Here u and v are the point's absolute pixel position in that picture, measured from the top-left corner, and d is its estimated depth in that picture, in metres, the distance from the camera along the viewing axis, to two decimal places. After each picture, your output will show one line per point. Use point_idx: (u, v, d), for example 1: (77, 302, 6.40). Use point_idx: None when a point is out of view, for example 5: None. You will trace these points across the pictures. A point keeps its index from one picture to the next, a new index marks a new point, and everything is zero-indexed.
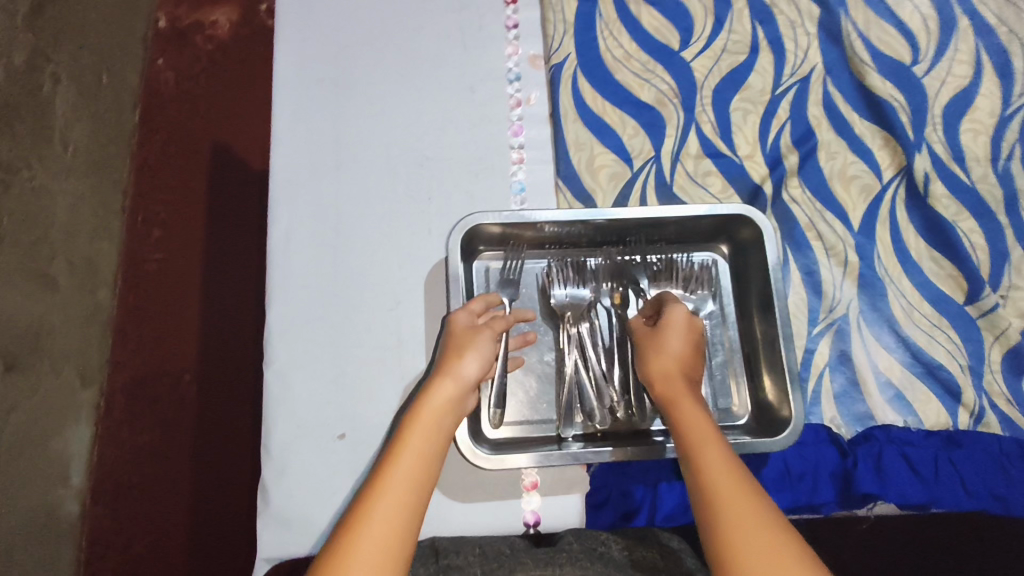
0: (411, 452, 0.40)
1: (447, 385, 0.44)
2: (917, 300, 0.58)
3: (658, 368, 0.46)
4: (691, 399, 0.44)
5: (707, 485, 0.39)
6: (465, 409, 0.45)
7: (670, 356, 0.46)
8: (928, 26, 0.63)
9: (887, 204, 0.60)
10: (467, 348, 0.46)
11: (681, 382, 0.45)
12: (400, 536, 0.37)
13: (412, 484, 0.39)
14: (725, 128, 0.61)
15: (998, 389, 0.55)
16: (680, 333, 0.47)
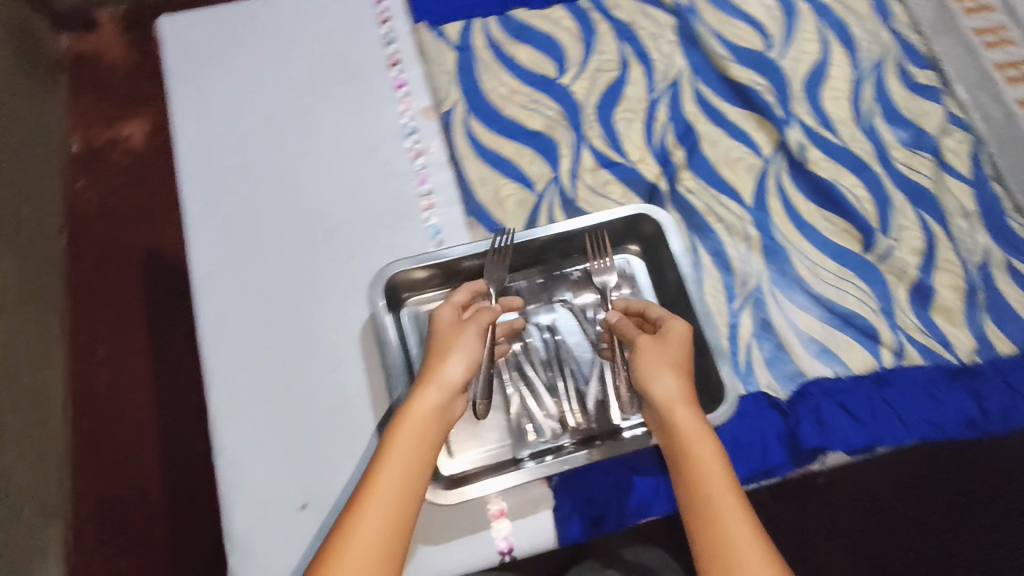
0: (392, 482, 0.41)
1: (431, 391, 0.44)
2: (820, 259, 0.62)
3: (658, 380, 0.44)
4: (691, 412, 0.43)
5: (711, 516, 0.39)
6: (454, 414, 0.45)
7: (675, 367, 0.44)
8: (772, 16, 0.70)
9: (775, 178, 0.64)
10: (450, 352, 0.46)
11: (684, 397, 0.44)
12: (378, 566, 0.38)
13: (392, 515, 0.40)
14: (614, 139, 0.65)
15: (911, 322, 0.60)
16: (678, 345, 0.46)
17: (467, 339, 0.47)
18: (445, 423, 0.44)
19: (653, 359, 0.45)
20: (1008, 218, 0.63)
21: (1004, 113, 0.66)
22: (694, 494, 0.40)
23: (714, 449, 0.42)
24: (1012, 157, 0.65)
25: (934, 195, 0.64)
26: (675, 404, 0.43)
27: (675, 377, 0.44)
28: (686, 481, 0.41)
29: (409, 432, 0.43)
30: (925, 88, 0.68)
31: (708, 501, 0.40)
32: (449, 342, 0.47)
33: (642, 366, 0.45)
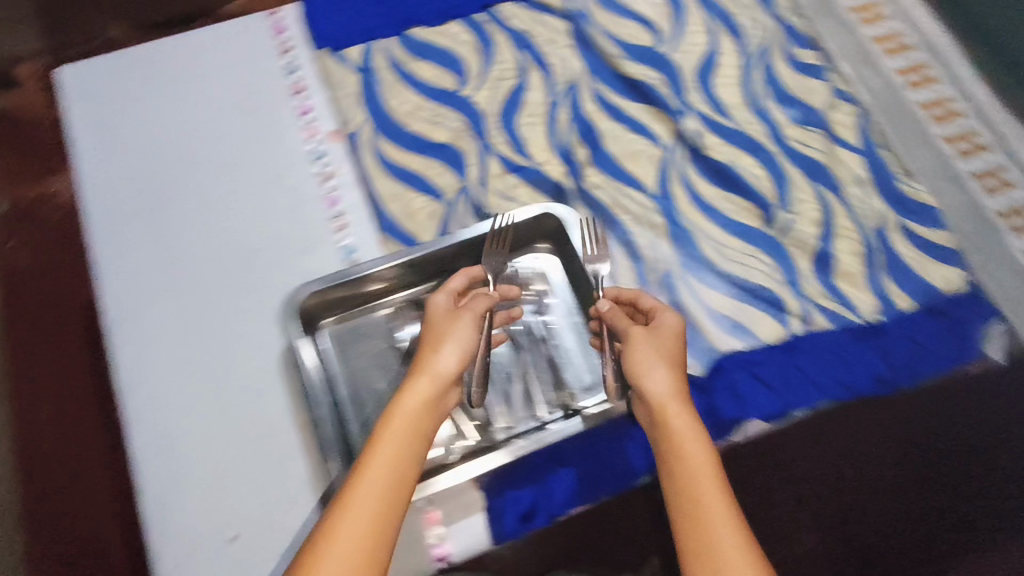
0: (384, 458, 0.41)
1: (423, 380, 0.45)
2: (724, 239, 0.64)
3: (649, 370, 0.46)
4: (681, 406, 0.44)
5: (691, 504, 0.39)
6: (445, 402, 0.46)
7: (663, 362, 0.46)
8: (659, 13, 0.73)
9: (674, 166, 0.67)
10: (444, 340, 0.47)
11: (674, 389, 0.45)
12: (370, 540, 0.37)
13: (388, 493, 0.39)
14: (519, 143, 0.67)
15: (815, 289, 0.62)
16: (669, 337, 0.48)
17: (460, 328, 0.48)
18: (436, 415, 0.45)
19: (642, 354, 0.47)
20: (898, 181, 0.67)
21: (884, 83, 0.70)
22: (677, 481, 0.41)
23: (699, 439, 0.42)
24: (895, 124, 0.69)
25: (827, 167, 0.67)
26: (664, 398, 0.44)
27: (664, 370, 0.45)
28: (671, 468, 0.42)
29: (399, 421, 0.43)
30: (810, 67, 0.71)
31: (689, 492, 0.40)
32: (444, 331, 0.48)
33: (634, 357, 0.47)
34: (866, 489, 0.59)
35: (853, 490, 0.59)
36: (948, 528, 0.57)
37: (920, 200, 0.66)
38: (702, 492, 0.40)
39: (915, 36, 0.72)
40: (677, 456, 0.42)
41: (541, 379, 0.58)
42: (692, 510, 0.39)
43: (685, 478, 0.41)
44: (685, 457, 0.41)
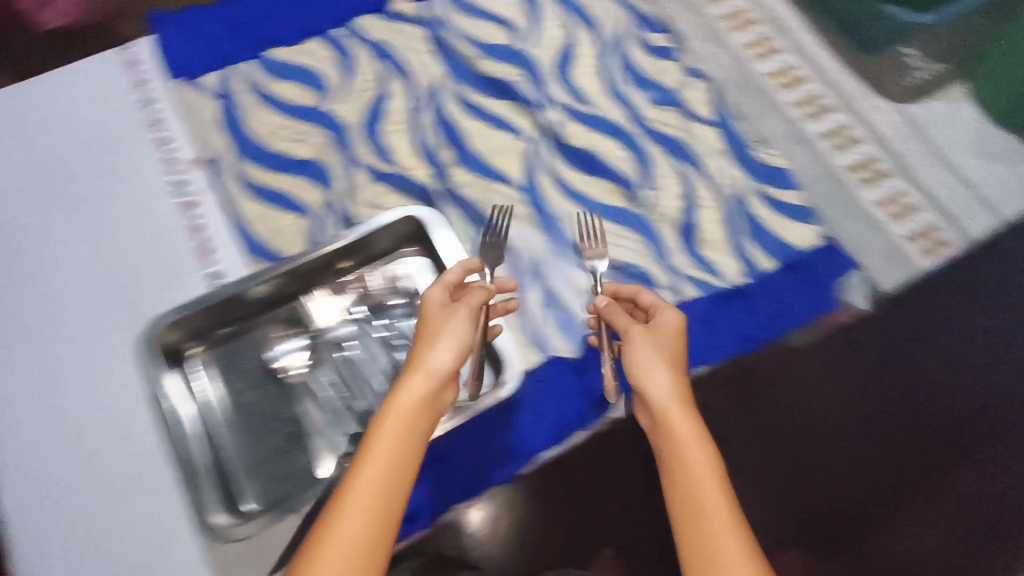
0: (371, 469, 0.39)
1: (419, 377, 0.45)
2: (593, 222, 0.66)
3: (646, 370, 0.47)
4: (684, 409, 0.45)
5: (695, 508, 0.40)
6: (440, 399, 0.46)
7: (665, 360, 0.47)
8: (515, 12, 0.75)
9: (540, 157, 0.68)
10: (438, 337, 0.47)
11: (676, 389, 0.46)
12: (355, 553, 0.36)
13: (375, 502, 0.38)
14: (384, 151, 0.68)
15: (682, 260, 0.64)
16: (669, 334, 0.50)
17: (455, 323, 0.48)
18: (427, 419, 0.44)
19: (644, 353, 0.48)
20: (754, 149, 0.69)
21: (734, 59, 0.73)
22: (680, 483, 0.41)
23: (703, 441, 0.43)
24: (747, 95, 0.72)
25: (685, 144, 0.69)
26: (666, 399, 0.45)
27: (667, 369, 0.47)
28: (673, 468, 0.42)
29: (397, 419, 0.42)
30: (663, 49, 0.74)
31: (695, 496, 0.40)
32: (438, 329, 0.48)
33: (635, 356, 0.48)
34: (813, 458, 0.60)
35: (800, 459, 0.60)
36: (896, 474, 0.59)
37: (775, 165, 0.68)
38: (706, 495, 0.40)
39: (760, 10, 0.76)
40: (680, 457, 0.42)
41: None
42: (694, 513, 0.40)
43: (688, 478, 0.41)
44: (688, 456, 0.42)
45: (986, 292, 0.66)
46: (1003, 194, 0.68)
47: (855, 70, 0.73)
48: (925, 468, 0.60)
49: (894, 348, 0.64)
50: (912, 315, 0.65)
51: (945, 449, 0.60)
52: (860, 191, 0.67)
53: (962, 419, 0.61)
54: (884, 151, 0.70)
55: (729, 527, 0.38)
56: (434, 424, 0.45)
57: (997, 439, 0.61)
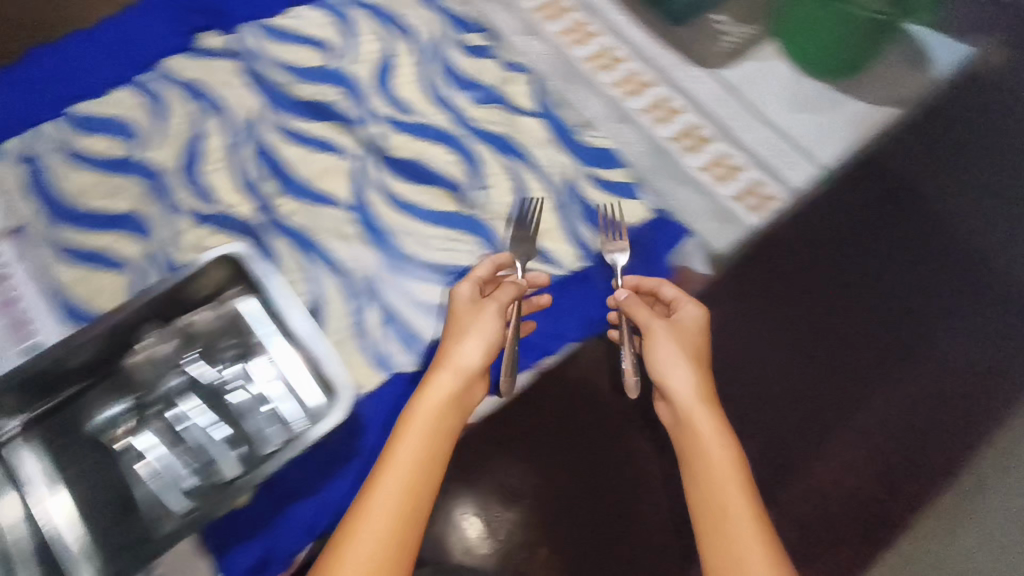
0: (405, 462, 0.49)
1: (447, 376, 0.53)
2: (425, 231, 0.65)
3: (670, 369, 0.55)
4: (707, 411, 0.54)
5: (719, 505, 0.49)
6: (470, 392, 0.55)
7: (687, 360, 0.55)
8: (329, 32, 0.74)
9: (367, 173, 0.67)
10: (465, 334, 0.55)
11: (695, 387, 0.55)
12: (391, 532, 0.46)
13: (406, 492, 0.47)
14: (204, 193, 0.66)
15: (519, 254, 0.64)
16: (688, 332, 0.57)
17: (485, 323, 0.55)
18: (456, 412, 0.53)
19: (665, 348, 0.56)
20: (579, 133, 0.70)
21: (552, 47, 0.74)
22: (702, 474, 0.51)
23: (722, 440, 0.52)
24: (568, 81, 0.72)
25: (510, 139, 0.69)
26: (687, 395, 0.54)
27: (686, 367, 0.55)
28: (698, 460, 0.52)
29: (424, 418, 0.51)
30: (480, 48, 0.74)
31: (714, 490, 0.50)
32: (470, 325, 0.55)
33: (657, 351, 0.56)
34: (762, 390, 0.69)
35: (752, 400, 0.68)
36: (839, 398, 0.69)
37: (601, 147, 0.69)
38: (720, 483, 0.50)
39: None
40: (703, 455, 0.52)
41: (251, 420, 0.56)
42: (715, 499, 0.50)
43: (706, 462, 0.52)
44: (707, 446, 0.52)
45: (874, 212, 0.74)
46: (819, 141, 0.71)
47: (667, 42, 0.75)
48: (858, 378, 0.70)
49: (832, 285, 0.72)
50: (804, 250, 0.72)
51: (875, 368, 0.70)
52: (685, 158, 0.69)
53: (890, 342, 0.71)
54: (704, 116, 0.71)
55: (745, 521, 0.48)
56: (462, 419, 0.54)
57: (918, 350, 0.71)
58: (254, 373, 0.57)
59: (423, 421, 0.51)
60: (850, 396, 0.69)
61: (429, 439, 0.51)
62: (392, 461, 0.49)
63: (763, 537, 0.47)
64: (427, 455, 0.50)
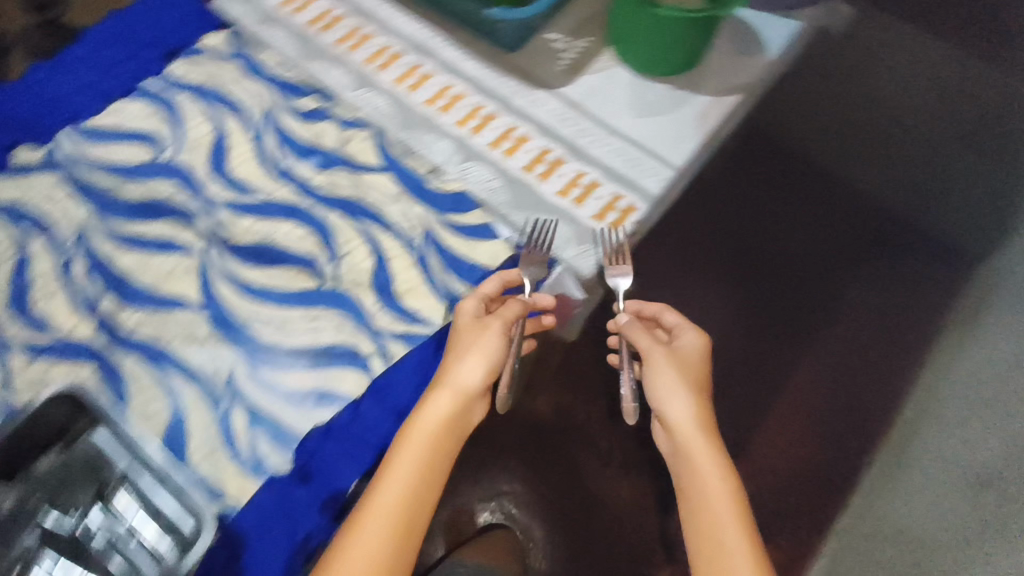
0: (398, 486, 0.51)
1: (447, 396, 0.54)
2: (283, 315, 0.61)
3: (674, 391, 0.62)
4: (709, 433, 0.61)
5: (713, 515, 0.56)
6: (468, 410, 0.55)
7: (687, 389, 0.62)
8: (154, 123, 0.70)
9: (213, 265, 0.63)
10: (468, 351, 0.55)
11: (696, 409, 0.62)
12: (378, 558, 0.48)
13: (395, 517, 0.50)
14: (38, 321, 0.61)
15: (385, 319, 0.61)
16: (691, 360, 0.65)
17: (487, 340, 0.55)
18: (453, 432, 0.54)
19: (665, 373, 0.63)
20: (430, 181, 0.68)
21: (389, 96, 0.72)
22: (698, 486, 0.58)
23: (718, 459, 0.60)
24: (410, 129, 0.71)
25: (358, 201, 0.67)
26: (685, 419, 0.62)
27: (684, 393, 0.62)
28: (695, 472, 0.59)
29: (421, 439, 0.53)
30: (313, 111, 0.71)
31: (710, 502, 0.57)
32: (472, 342, 0.56)
33: (660, 376, 0.63)
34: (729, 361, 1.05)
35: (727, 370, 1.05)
36: (779, 358, 1.07)
37: (452, 191, 0.67)
38: (714, 504, 0.57)
39: (401, 42, 0.76)
40: (700, 470, 0.59)
41: (120, 559, 0.50)
42: (710, 511, 0.57)
43: (702, 479, 0.59)
44: (704, 467, 0.59)
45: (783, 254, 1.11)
46: (672, 145, 0.71)
47: (504, 70, 0.74)
48: (789, 347, 1.07)
49: (734, 256, 1.10)
50: (753, 268, 1.10)
51: (797, 341, 1.08)
52: (541, 186, 0.68)
53: (805, 324, 1.08)
54: (553, 139, 0.70)
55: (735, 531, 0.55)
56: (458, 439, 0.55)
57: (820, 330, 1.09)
58: (117, 503, 0.51)
59: (419, 444, 0.53)
60: (786, 359, 1.07)
61: (425, 460, 0.52)
62: (385, 482, 0.51)
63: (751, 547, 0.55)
64: (419, 481, 0.52)
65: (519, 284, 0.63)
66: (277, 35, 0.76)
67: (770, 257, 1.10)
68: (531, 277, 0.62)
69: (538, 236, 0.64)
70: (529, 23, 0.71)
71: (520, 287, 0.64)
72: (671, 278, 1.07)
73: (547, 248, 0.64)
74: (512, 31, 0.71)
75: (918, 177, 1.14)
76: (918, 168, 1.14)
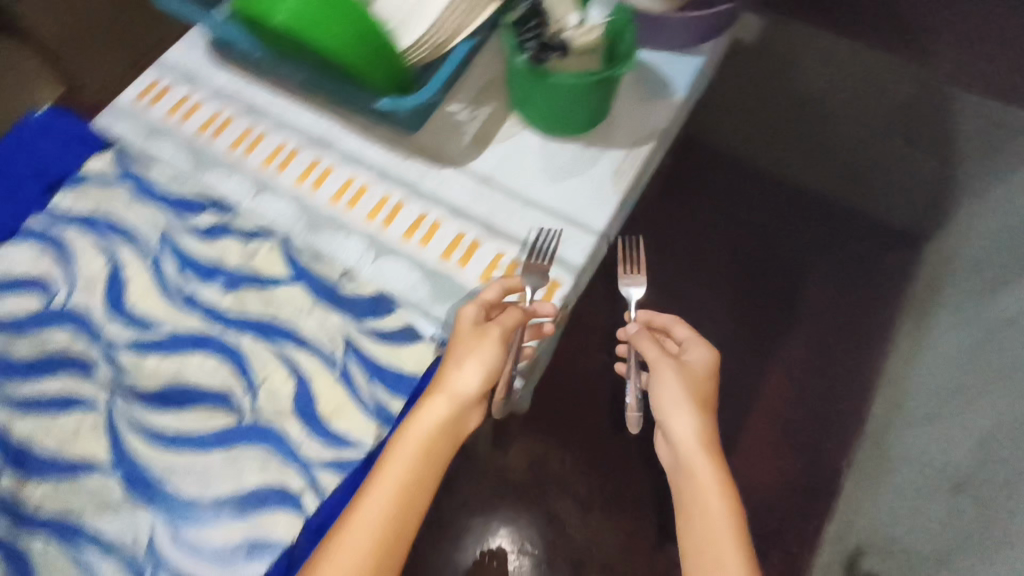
0: (395, 483, 0.54)
1: (442, 401, 0.55)
2: (202, 462, 0.57)
3: (678, 410, 0.65)
4: (710, 453, 0.64)
5: (709, 531, 0.61)
6: (463, 417, 0.57)
7: (693, 407, 0.65)
8: (38, 263, 0.64)
9: (121, 418, 0.58)
10: (467, 358, 0.56)
11: (698, 426, 0.65)
12: (371, 549, 0.53)
13: (392, 513, 0.54)
14: None
15: (313, 448, 0.58)
16: (699, 373, 0.67)
17: (484, 350, 0.56)
18: (451, 436, 0.56)
19: (673, 389, 0.66)
20: (344, 285, 0.64)
21: (293, 199, 0.69)
22: (697, 501, 0.63)
23: (719, 479, 0.63)
24: (318, 232, 0.67)
25: (271, 320, 0.63)
26: (688, 437, 0.65)
27: (688, 411, 0.65)
28: (693, 486, 0.63)
29: (416, 441, 0.55)
30: (211, 228, 0.67)
31: (709, 518, 0.62)
32: (470, 351, 0.57)
33: (666, 390, 0.66)
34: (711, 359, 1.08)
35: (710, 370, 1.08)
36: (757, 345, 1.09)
37: (368, 294, 0.64)
38: (712, 518, 0.61)
39: (297, 137, 0.72)
40: (700, 486, 0.63)
41: None
42: (706, 525, 0.61)
43: (702, 496, 0.63)
44: (704, 482, 0.63)
45: (745, 249, 1.15)
46: (590, 209, 0.68)
47: (408, 152, 0.71)
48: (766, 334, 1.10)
49: (699, 258, 1.14)
50: (716, 265, 1.14)
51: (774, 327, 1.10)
52: (461, 274, 0.65)
53: (777, 309, 1.11)
54: (468, 221, 0.68)
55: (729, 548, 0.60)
56: (451, 445, 0.57)
57: (791, 313, 1.11)
58: None
59: (414, 448, 0.55)
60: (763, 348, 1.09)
61: (419, 466, 0.55)
62: (383, 477, 0.54)
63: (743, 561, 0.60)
64: (418, 481, 0.55)
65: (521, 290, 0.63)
66: (166, 148, 0.72)
67: (732, 262, 1.14)
68: (531, 285, 0.64)
69: (540, 242, 0.66)
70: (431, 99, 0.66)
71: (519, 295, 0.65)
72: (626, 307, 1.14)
73: (550, 257, 0.65)
74: (417, 109, 0.67)
75: (853, 167, 1.18)
76: (846, 163, 1.18)
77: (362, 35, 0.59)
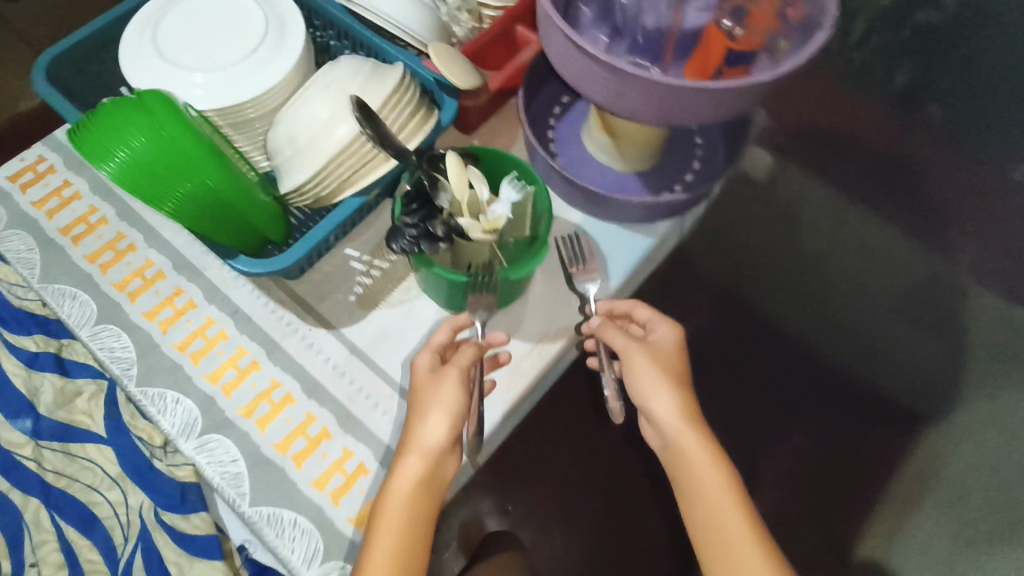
0: (389, 555, 0.47)
1: (414, 460, 0.49)
2: None
3: (658, 396, 0.53)
4: (698, 429, 0.54)
5: (720, 526, 0.51)
6: (441, 471, 0.50)
7: (669, 384, 0.54)
8: None
9: None
10: (431, 410, 0.50)
11: (683, 404, 0.54)
12: None
13: None
14: None
15: None
16: (670, 349, 0.56)
17: (447, 395, 0.50)
18: (433, 487, 0.49)
19: (643, 373, 0.54)
20: (159, 459, 0.56)
21: (135, 336, 0.59)
22: (696, 489, 0.52)
23: (713, 456, 0.53)
24: (149, 384, 0.57)
25: (65, 487, 0.55)
26: (671, 416, 0.53)
27: (669, 389, 0.54)
28: (686, 477, 0.53)
29: (398, 505, 0.48)
30: (39, 354, 0.59)
31: (715, 516, 0.51)
32: (432, 400, 0.51)
33: (639, 379, 0.54)
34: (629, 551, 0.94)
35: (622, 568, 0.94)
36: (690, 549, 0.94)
37: (182, 479, 0.55)
38: (714, 499, 0.51)
39: (168, 256, 0.63)
40: (698, 471, 0.52)
41: None
42: (715, 516, 0.51)
43: (702, 481, 0.52)
44: (699, 463, 0.52)
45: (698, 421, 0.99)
46: None
47: (279, 300, 0.61)
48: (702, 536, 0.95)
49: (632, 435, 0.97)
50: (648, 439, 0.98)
51: None
52: (293, 471, 0.55)
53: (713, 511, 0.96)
54: (322, 404, 0.57)
55: (746, 545, 0.50)
56: (438, 499, 0.50)
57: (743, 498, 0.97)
58: None
59: (399, 511, 0.48)
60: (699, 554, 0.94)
61: (408, 529, 0.48)
62: (375, 552, 0.47)
63: (765, 550, 0.50)
64: (412, 543, 0.48)
65: (471, 325, 0.58)
66: (17, 243, 0.62)
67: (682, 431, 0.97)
68: (480, 317, 0.57)
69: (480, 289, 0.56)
70: (307, 255, 0.56)
71: (471, 328, 0.59)
72: (553, 471, 0.96)
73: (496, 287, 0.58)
74: (291, 269, 0.56)
75: (857, 337, 1.00)
76: (846, 327, 1.00)
77: (209, 200, 0.50)
